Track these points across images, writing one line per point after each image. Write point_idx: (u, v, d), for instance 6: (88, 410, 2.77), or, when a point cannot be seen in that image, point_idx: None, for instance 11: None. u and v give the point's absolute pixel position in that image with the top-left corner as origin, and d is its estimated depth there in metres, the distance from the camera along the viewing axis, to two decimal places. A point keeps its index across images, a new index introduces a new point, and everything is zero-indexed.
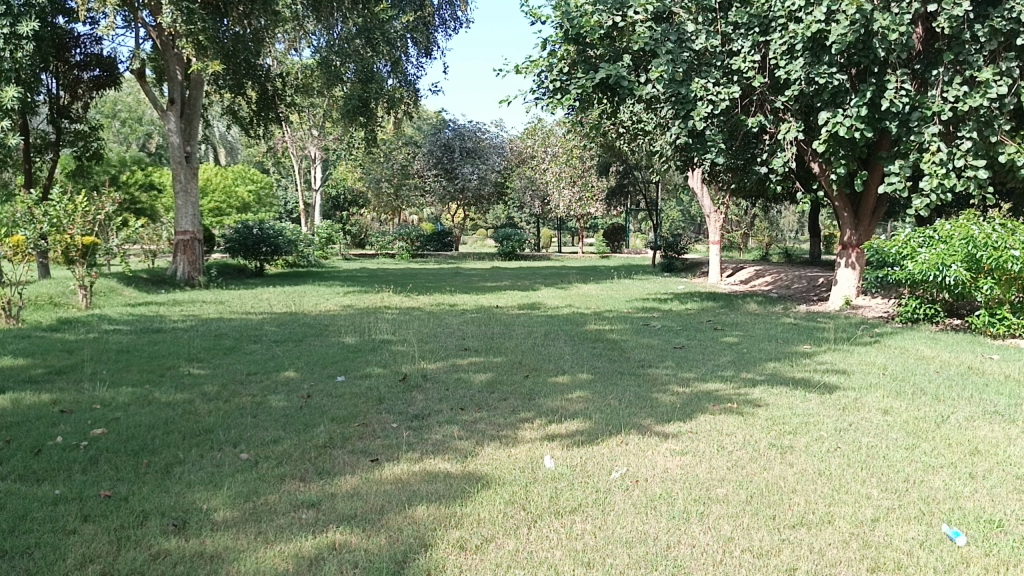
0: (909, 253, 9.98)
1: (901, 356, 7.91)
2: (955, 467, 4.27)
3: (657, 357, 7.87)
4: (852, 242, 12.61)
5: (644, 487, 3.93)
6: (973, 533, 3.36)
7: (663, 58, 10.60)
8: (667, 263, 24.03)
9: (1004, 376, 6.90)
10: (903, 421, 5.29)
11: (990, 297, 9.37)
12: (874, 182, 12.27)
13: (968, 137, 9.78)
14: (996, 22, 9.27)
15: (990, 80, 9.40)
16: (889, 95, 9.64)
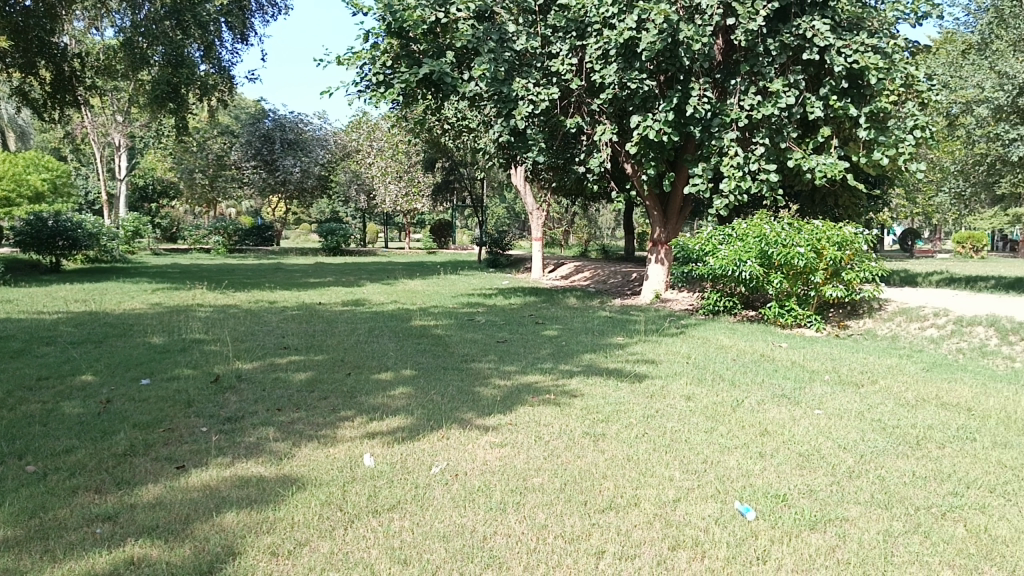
0: (711, 249, 10.70)
1: (703, 345, 8.48)
2: (748, 447, 4.64)
3: (480, 351, 7.98)
4: (662, 239, 13.36)
5: (464, 480, 3.98)
6: (762, 508, 3.66)
7: (485, 56, 10.70)
8: (492, 259, 24.54)
9: (791, 362, 7.56)
10: (704, 406, 5.67)
11: (780, 290, 10.25)
12: (681, 183, 13.07)
13: (762, 142, 10.63)
14: (786, 37, 10.13)
15: (780, 91, 10.27)
16: (693, 102, 10.28)
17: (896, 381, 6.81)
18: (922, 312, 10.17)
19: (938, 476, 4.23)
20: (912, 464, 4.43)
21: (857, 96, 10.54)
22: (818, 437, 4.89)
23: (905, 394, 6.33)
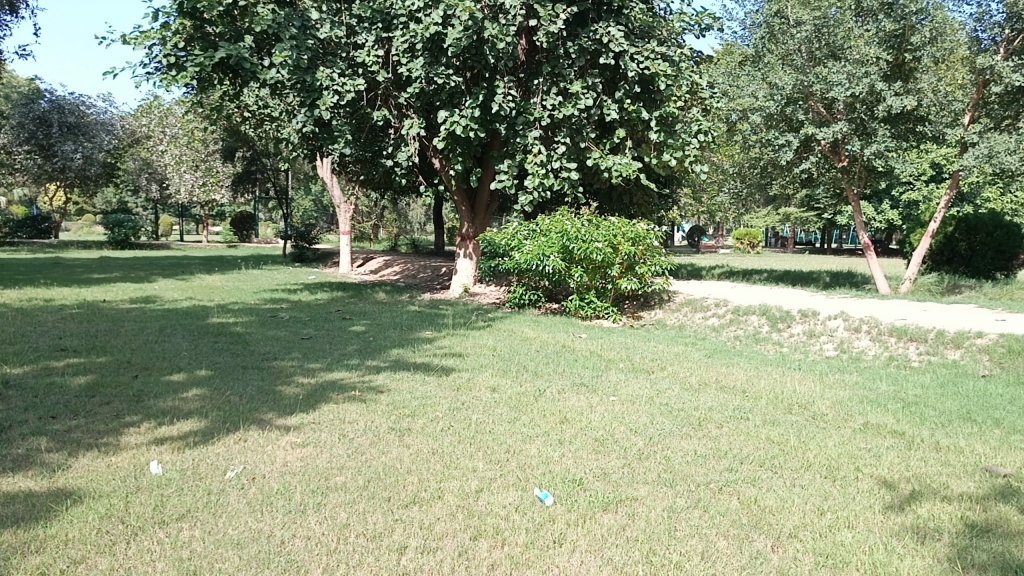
0: (517, 244, 10.99)
1: (508, 338, 8.69)
2: (548, 435, 4.80)
3: (283, 348, 7.71)
4: (470, 234, 13.52)
5: (262, 484, 3.81)
6: (560, 493, 3.80)
7: (287, 43, 10.29)
8: (298, 254, 23.80)
9: (590, 352, 7.92)
10: (508, 397, 5.81)
11: (581, 284, 10.69)
12: (487, 179, 13.31)
13: (563, 141, 11.05)
14: (584, 41, 10.60)
15: (579, 93, 10.73)
16: (498, 99, 10.49)
17: (682, 367, 7.32)
18: (706, 303, 11.02)
19: (716, 453, 4.59)
20: (695, 444, 4.78)
21: (648, 101, 11.24)
22: (612, 423, 5.15)
23: (690, 379, 6.82)
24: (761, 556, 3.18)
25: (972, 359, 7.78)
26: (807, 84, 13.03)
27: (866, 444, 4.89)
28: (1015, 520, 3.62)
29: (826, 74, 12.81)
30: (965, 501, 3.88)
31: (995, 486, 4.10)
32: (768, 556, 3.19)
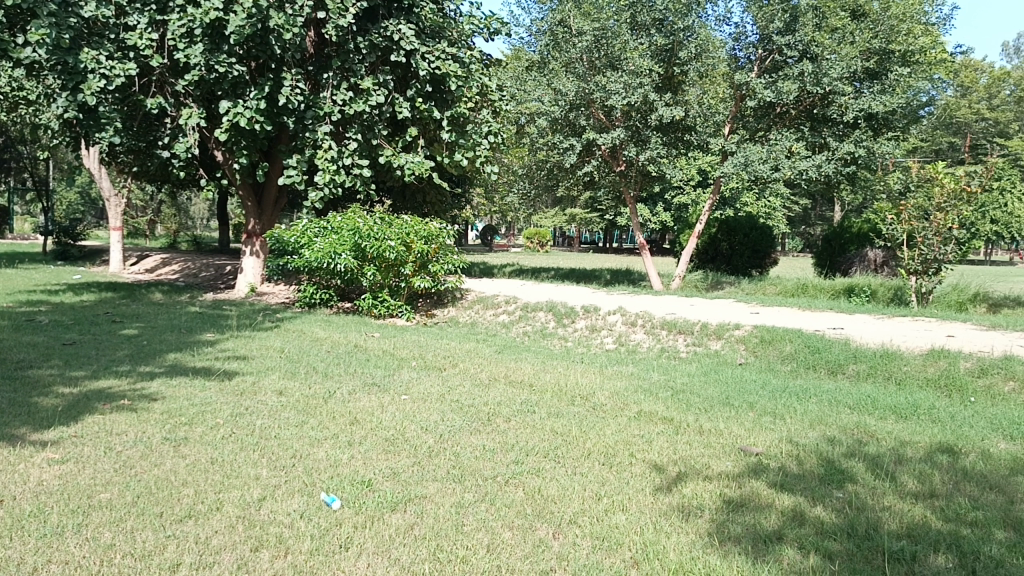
0: (306, 242, 10.64)
1: (298, 339, 8.41)
2: (336, 437, 4.70)
3: (40, 356, 6.97)
4: (256, 230, 13.02)
5: (11, 506, 3.43)
6: (347, 496, 3.73)
7: (46, 20, 9.23)
8: (61, 251, 21.67)
9: (382, 351, 7.86)
10: (295, 400, 5.62)
11: (373, 282, 10.61)
12: (275, 174, 12.86)
13: (354, 137, 10.95)
14: (375, 37, 10.51)
15: (371, 89, 10.63)
16: (285, 92, 10.14)
17: (472, 364, 7.46)
18: (497, 300, 11.33)
19: (503, 447, 4.71)
20: (483, 438, 4.88)
21: (440, 101, 11.36)
22: (403, 421, 5.15)
23: (480, 375, 6.96)
24: (543, 544, 3.30)
25: (732, 348, 8.56)
26: (588, 91, 13.74)
27: (640, 431, 5.23)
28: (765, 494, 4.02)
29: (605, 83, 13.53)
30: (723, 479, 4.25)
31: (749, 464, 4.54)
32: (549, 543, 3.32)
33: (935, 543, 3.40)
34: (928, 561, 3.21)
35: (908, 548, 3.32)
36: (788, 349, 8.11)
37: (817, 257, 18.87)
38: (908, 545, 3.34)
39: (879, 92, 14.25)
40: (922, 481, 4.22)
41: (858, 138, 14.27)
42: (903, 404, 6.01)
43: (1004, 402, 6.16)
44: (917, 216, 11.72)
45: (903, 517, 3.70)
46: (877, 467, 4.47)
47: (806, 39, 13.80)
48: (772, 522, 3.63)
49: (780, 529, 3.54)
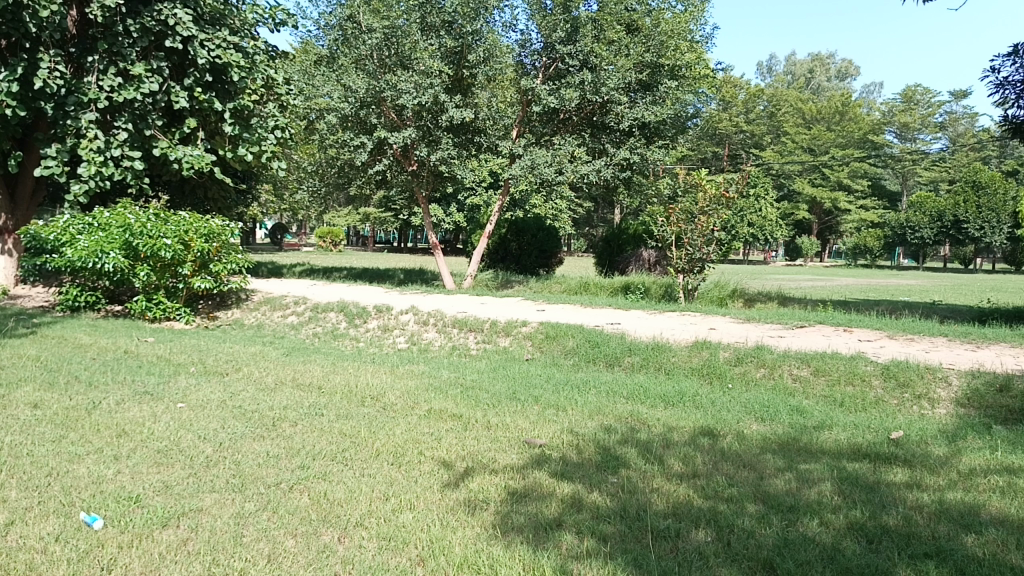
0: (68, 239, 9.62)
1: (58, 346, 7.65)
2: (100, 452, 4.33)
3: None
4: (8, 226, 11.77)
5: None
6: (110, 514, 3.45)
7: None
8: None
9: (157, 357, 7.34)
10: (53, 413, 5.11)
11: (147, 283, 9.90)
12: (31, 164, 11.67)
13: (124, 127, 10.05)
14: (148, 21, 9.76)
15: (143, 76, 9.94)
16: (42, 74, 9.23)
17: (257, 367, 7.15)
18: (284, 301, 10.99)
19: (288, 452, 4.56)
20: (267, 445, 4.69)
21: (222, 91, 10.91)
22: (178, 431, 4.83)
23: (265, 379, 6.68)
24: (326, 549, 3.23)
25: (519, 345, 8.83)
26: (378, 89, 13.62)
27: (429, 429, 5.26)
28: (546, 483, 4.19)
29: (395, 82, 13.53)
30: (509, 472, 4.38)
31: (532, 455, 4.71)
32: (334, 548, 3.25)
33: (696, 519, 3.70)
34: (690, 536, 3.49)
35: (673, 525, 3.60)
36: (570, 344, 8.49)
37: (597, 256, 19.88)
38: (673, 524, 3.62)
39: (651, 103, 15.41)
40: (686, 463, 4.58)
41: (632, 145, 15.50)
42: (671, 392, 6.49)
43: (756, 387, 6.83)
44: (684, 219, 12.74)
45: (669, 497, 4.00)
46: (647, 452, 4.79)
47: (586, 49, 14.54)
48: (553, 510, 3.78)
49: (559, 516, 3.70)
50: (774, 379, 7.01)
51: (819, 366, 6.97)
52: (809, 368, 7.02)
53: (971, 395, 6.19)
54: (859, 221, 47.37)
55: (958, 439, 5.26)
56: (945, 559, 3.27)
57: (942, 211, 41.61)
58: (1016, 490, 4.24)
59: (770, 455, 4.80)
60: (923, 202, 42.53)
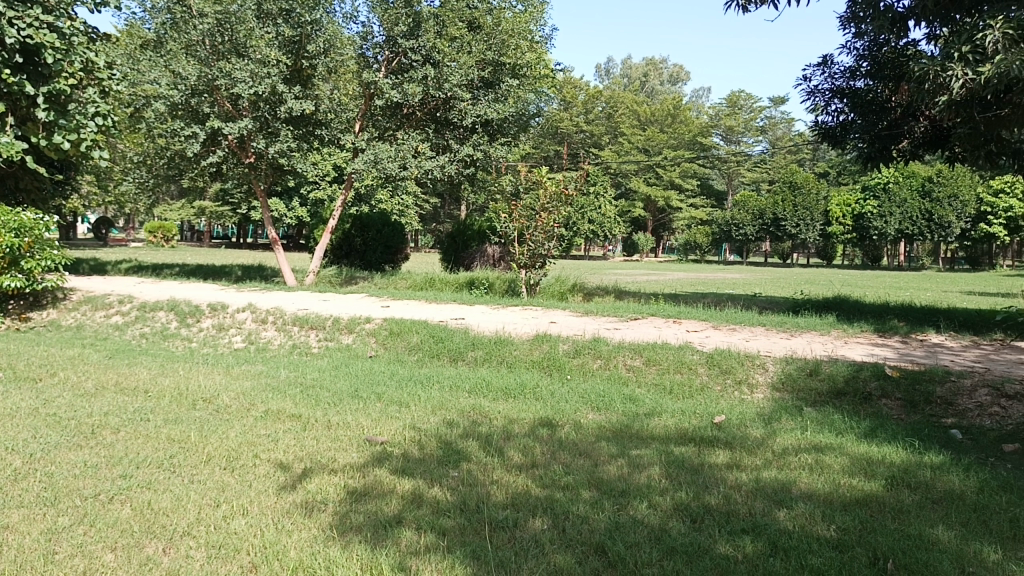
0: None
1: None
2: None
3: None
4: None
5: None
6: None
7: None
8: None
9: None
10: None
11: None
12: None
13: None
14: None
15: None
16: None
17: (75, 372, 6.64)
18: (108, 300, 10.32)
19: (109, 461, 4.28)
20: (85, 454, 4.37)
21: (35, 74, 10.00)
22: None
23: (84, 384, 6.22)
24: (150, 562, 3.05)
25: (362, 342, 8.70)
26: (211, 77, 13.00)
27: (265, 431, 5.08)
28: (387, 481, 4.15)
29: (230, 70, 12.97)
30: (348, 471, 4.31)
31: (373, 453, 4.66)
32: (158, 560, 3.08)
33: (533, 508, 3.79)
34: (527, 525, 3.57)
35: (511, 516, 3.66)
36: (414, 340, 8.46)
37: (442, 252, 19.88)
38: (511, 514, 3.68)
39: (493, 100, 15.69)
40: (525, 454, 4.68)
41: (476, 142, 15.78)
42: (512, 385, 6.61)
43: (593, 378, 7.08)
44: (526, 216, 12.98)
45: (508, 488, 4.07)
46: (488, 445, 4.86)
47: (428, 44, 14.53)
48: (392, 508, 3.75)
49: (399, 513, 3.68)
50: (608, 369, 7.29)
51: (651, 356, 7.31)
52: (641, 358, 7.34)
53: (785, 379, 6.69)
54: (690, 218, 50.00)
55: (773, 421, 5.67)
56: (759, 533, 3.52)
57: (763, 210, 44.46)
58: (822, 466, 4.63)
59: (605, 442, 4.99)
60: (746, 201, 45.33)
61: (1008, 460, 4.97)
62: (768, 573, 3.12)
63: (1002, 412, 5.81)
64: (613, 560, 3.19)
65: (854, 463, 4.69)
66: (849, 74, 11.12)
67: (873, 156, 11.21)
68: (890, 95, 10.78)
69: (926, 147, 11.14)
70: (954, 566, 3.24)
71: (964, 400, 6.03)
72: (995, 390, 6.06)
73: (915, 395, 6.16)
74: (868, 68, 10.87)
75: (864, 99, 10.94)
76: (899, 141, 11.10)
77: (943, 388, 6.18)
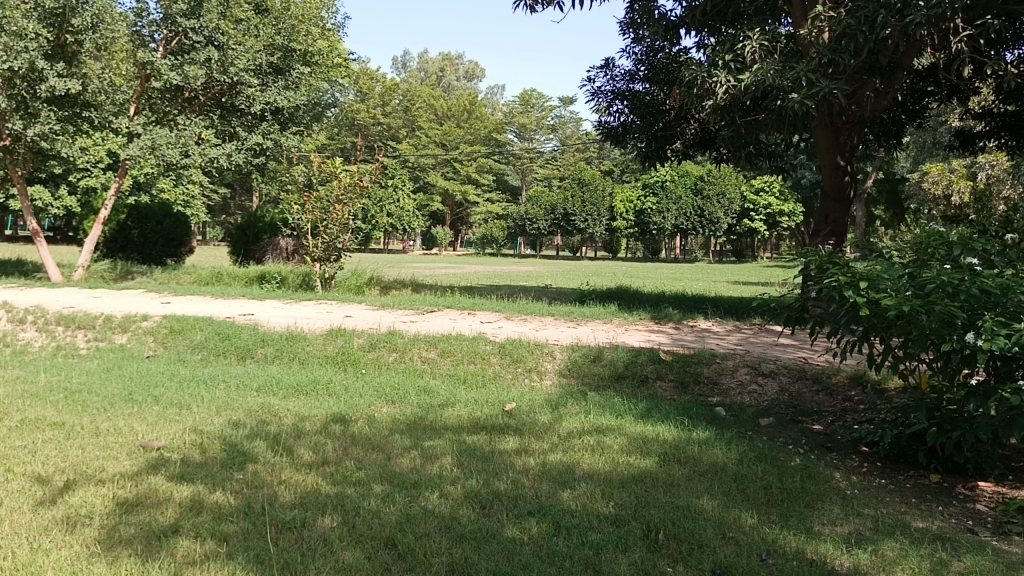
0: None
1: None
2: None
3: None
4: None
5: None
6: None
7: None
8: None
9: None
10: None
11: None
12: None
13: None
14: None
15: None
16: None
17: None
18: None
19: None
20: None
21: None
22: None
23: None
24: None
25: (138, 342, 8.08)
26: None
27: (20, 443, 4.57)
28: (163, 488, 3.88)
29: None
30: (118, 480, 3.98)
31: (148, 460, 4.33)
32: None
33: (322, 506, 3.69)
34: (315, 524, 3.47)
35: (298, 516, 3.55)
36: (197, 338, 7.98)
37: (230, 245, 18.93)
38: (298, 514, 3.57)
39: (283, 87, 15.37)
40: (315, 452, 4.55)
41: (266, 130, 15.32)
42: (304, 381, 6.41)
43: (388, 371, 7.03)
44: (319, 208, 12.60)
45: (296, 488, 3.94)
46: (276, 444, 4.68)
47: (211, 25, 13.98)
48: (169, 517, 3.51)
49: (176, 522, 3.45)
50: (404, 362, 7.26)
51: (445, 347, 7.37)
52: (436, 350, 7.38)
53: (571, 366, 6.99)
54: (487, 213, 51.01)
55: (560, 406, 5.91)
56: (545, 514, 3.65)
57: (555, 205, 46.10)
58: (603, 447, 4.88)
59: (398, 436, 4.96)
60: (539, 196, 46.81)
61: (764, 433, 5.51)
62: (553, 551, 3.24)
63: (758, 389, 6.43)
64: (402, 552, 3.18)
65: (632, 442, 4.99)
66: (629, 77, 11.77)
67: (650, 155, 11.97)
68: (664, 98, 11.56)
69: (696, 147, 12.09)
70: (717, 532, 3.53)
71: (728, 379, 6.61)
72: (753, 369, 6.69)
73: (686, 375, 6.67)
74: (645, 73, 11.53)
75: (642, 101, 11.65)
76: (672, 142, 11.95)
77: (710, 369, 6.74)
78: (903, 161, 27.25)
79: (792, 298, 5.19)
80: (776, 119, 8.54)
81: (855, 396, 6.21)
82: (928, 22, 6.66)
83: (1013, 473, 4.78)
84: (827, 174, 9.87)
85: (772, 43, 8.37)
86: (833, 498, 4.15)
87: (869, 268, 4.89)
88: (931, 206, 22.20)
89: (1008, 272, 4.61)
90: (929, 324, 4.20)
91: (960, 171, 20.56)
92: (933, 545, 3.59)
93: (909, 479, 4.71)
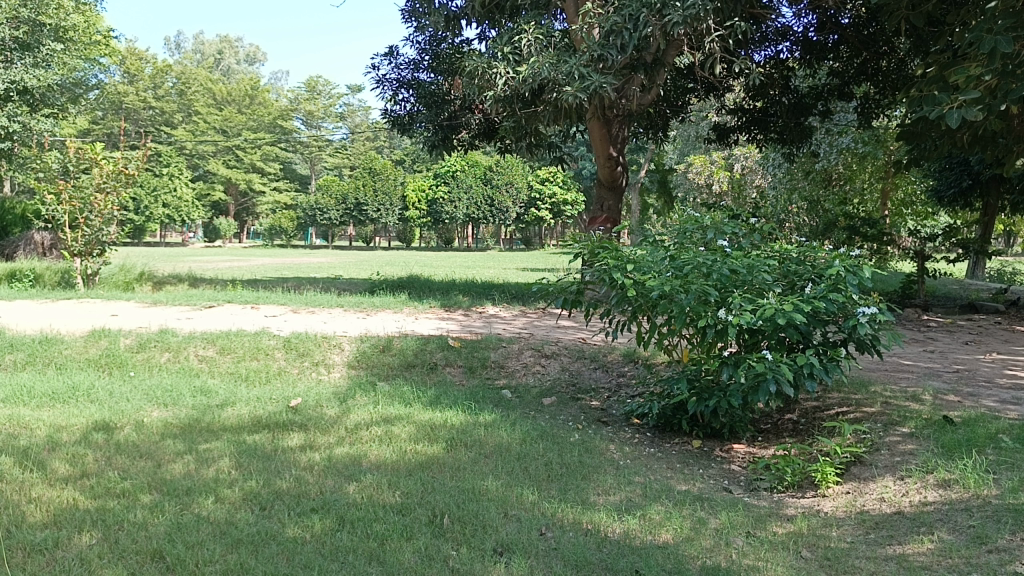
0: None
1: None
2: None
3: None
4: None
5: None
6: None
7: None
8: None
9: None
10: None
11: None
12: None
13: None
14: None
15: None
16: None
17: None
18: None
19: None
20: None
21: None
22: None
23: None
24: None
25: None
26: None
27: None
28: None
29: None
30: None
31: None
32: None
33: (80, 524, 3.37)
34: (71, 543, 3.16)
35: (50, 536, 3.22)
36: None
37: None
38: (50, 534, 3.23)
39: (31, 65, 14.42)
40: (73, 464, 4.15)
41: (11, 112, 14.42)
42: (60, 389, 5.82)
43: (161, 372, 6.55)
44: (77, 198, 11.46)
45: (49, 506, 3.56)
46: (25, 459, 4.20)
47: None
48: None
49: None
50: (178, 362, 6.79)
51: (224, 345, 7.00)
52: (214, 347, 6.99)
53: (359, 357, 6.87)
54: (274, 203, 49.10)
55: (348, 398, 5.81)
56: (327, 510, 3.56)
57: (345, 194, 45.26)
58: (390, 437, 4.85)
59: (170, 440, 4.64)
60: (329, 185, 45.80)
61: (546, 412, 5.74)
62: (335, 547, 3.17)
63: (541, 369, 6.68)
64: (171, 564, 2.97)
65: (419, 430, 4.99)
66: (413, 66, 11.82)
67: (437, 145, 12.05)
68: (449, 89, 11.69)
69: (481, 137, 12.29)
70: (498, 512, 3.62)
71: (513, 362, 6.80)
72: (537, 351, 6.94)
73: (473, 360, 6.79)
74: (429, 63, 11.66)
75: (427, 90, 11.67)
76: (458, 132, 12.08)
77: (496, 353, 6.91)
78: (671, 154, 29.42)
79: (569, 281, 5.41)
80: (553, 111, 8.85)
81: (627, 371, 6.61)
82: (684, 22, 7.32)
83: (759, 434, 5.31)
84: (602, 164, 10.36)
85: (546, 36, 8.68)
86: (607, 469, 4.39)
87: (636, 252, 5.21)
88: (697, 194, 24.12)
89: (752, 253, 5.09)
90: (688, 302, 4.59)
91: (719, 162, 22.56)
92: (693, 506, 3.90)
93: (675, 446, 5.09)
